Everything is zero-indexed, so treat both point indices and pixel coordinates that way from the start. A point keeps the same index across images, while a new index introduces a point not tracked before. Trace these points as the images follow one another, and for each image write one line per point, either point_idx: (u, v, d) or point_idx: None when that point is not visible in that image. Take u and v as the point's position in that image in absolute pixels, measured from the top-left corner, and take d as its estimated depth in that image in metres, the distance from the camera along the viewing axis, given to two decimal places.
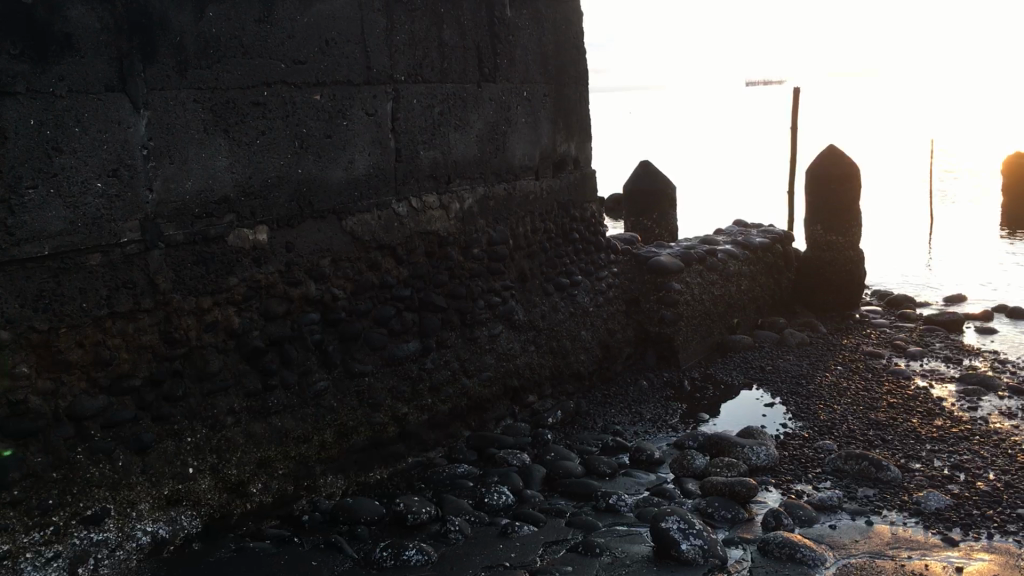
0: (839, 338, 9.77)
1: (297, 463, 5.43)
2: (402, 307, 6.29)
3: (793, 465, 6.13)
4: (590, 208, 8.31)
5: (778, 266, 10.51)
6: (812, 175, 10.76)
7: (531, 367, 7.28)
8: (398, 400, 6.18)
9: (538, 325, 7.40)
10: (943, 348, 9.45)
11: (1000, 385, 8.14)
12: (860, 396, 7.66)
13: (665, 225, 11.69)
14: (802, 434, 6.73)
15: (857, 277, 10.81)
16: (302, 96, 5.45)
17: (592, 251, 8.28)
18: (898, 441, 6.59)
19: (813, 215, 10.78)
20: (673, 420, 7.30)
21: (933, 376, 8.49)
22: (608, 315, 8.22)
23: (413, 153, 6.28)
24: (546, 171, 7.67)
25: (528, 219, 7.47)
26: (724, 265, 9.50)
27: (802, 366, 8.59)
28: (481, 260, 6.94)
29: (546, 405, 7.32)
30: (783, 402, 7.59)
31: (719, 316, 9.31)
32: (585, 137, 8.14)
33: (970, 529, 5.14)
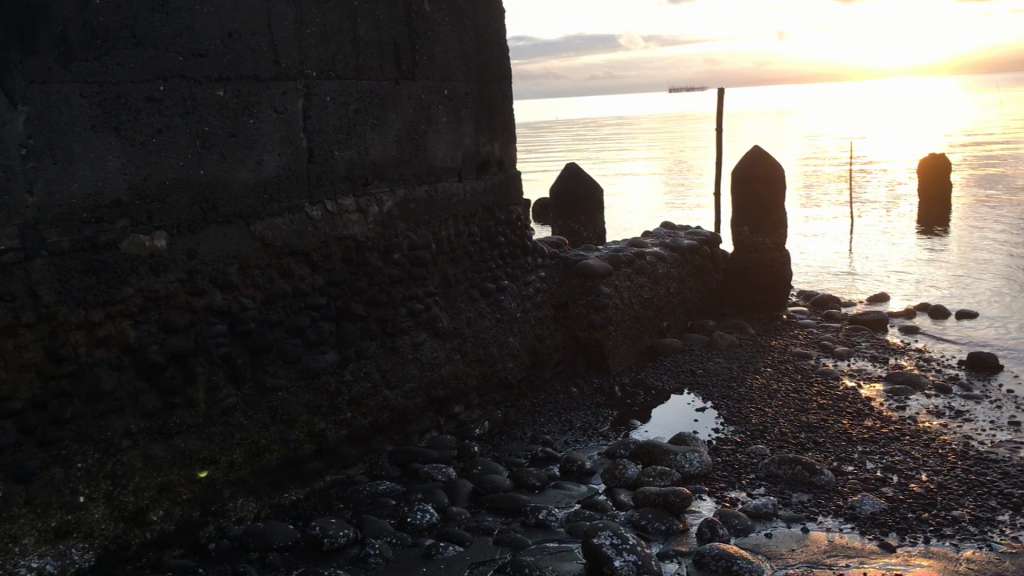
0: (768, 339, 9.71)
1: (203, 486, 5.07)
2: (318, 316, 5.95)
3: (726, 472, 5.97)
4: (516, 211, 8.06)
5: (706, 268, 10.42)
6: (738, 175, 10.71)
7: (456, 377, 7.00)
8: (314, 415, 5.84)
9: (463, 332, 7.12)
10: (870, 348, 9.45)
11: (927, 383, 8.13)
12: (790, 398, 7.56)
13: (593, 227, 11.52)
14: (734, 438, 6.57)
15: (784, 278, 10.78)
16: (203, 92, 5.09)
17: (519, 255, 8.03)
18: (830, 443, 6.49)
19: (740, 217, 10.71)
20: (604, 427, 7.09)
21: (861, 376, 8.46)
22: (536, 320, 7.98)
23: (327, 153, 5.95)
24: (470, 173, 7.40)
25: (452, 223, 7.19)
26: (652, 267, 9.36)
27: (732, 369, 8.48)
28: (403, 266, 6.62)
29: (473, 416, 7.05)
30: (715, 405, 7.45)
31: (648, 319, 9.16)
32: (509, 137, 7.89)
33: (906, 534, 5.03)
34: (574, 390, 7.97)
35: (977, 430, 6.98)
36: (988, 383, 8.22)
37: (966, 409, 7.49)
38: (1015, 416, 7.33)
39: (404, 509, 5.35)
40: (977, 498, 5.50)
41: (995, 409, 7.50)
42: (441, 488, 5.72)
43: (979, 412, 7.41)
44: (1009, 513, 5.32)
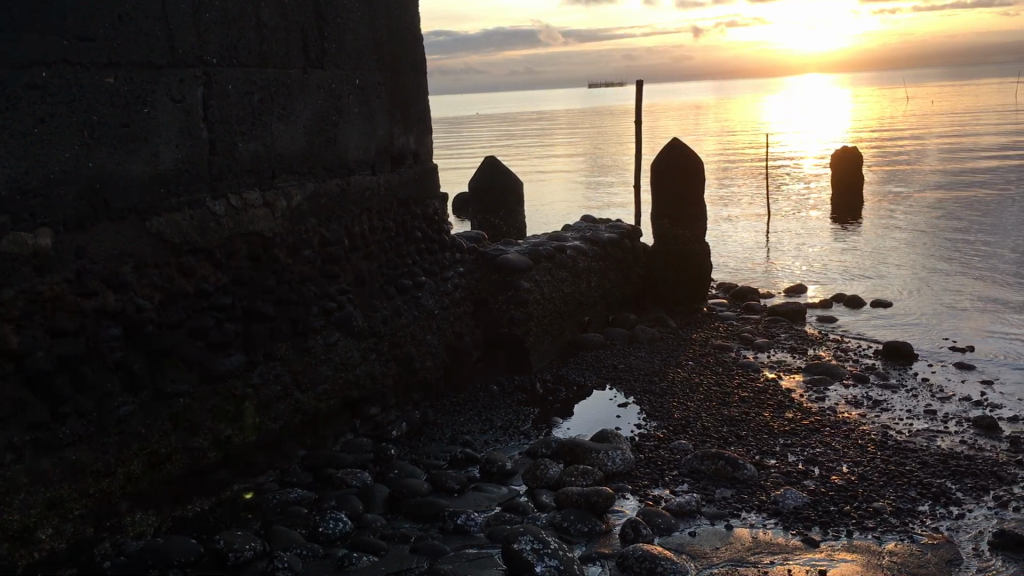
0: (689, 332, 9.68)
1: (98, 501, 4.73)
2: (223, 317, 5.63)
3: (649, 469, 5.86)
4: (433, 205, 7.83)
5: (627, 262, 10.35)
6: (657, 169, 10.65)
7: (372, 377, 6.75)
8: (220, 421, 5.53)
9: (379, 331, 6.87)
10: (788, 339, 9.50)
11: (844, 373, 8.19)
12: (712, 392, 7.51)
13: (513, 222, 11.35)
14: (657, 434, 6.48)
15: (704, 271, 10.78)
16: (91, 78, 4.74)
17: (436, 250, 7.80)
18: (752, 437, 6.44)
19: (660, 210, 10.65)
20: (525, 426, 6.92)
21: (781, 367, 8.47)
22: (455, 317, 7.77)
23: (229, 145, 5.64)
24: (384, 166, 7.14)
25: (365, 217, 6.92)
26: (573, 262, 9.23)
27: (654, 363, 8.41)
28: (314, 263, 6.34)
29: (390, 417, 6.81)
30: (636, 401, 7.35)
31: (569, 314, 9.03)
32: (425, 129, 7.65)
33: (829, 528, 4.98)
34: (495, 388, 7.79)
35: (894, 420, 7.03)
36: (903, 372, 8.32)
37: (883, 399, 7.55)
38: (930, 405, 7.41)
39: (316, 518, 5.10)
40: (896, 489, 5.50)
41: (911, 398, 7.58)
42: (356, 494, 5.47)
43: (896, 402, 7.48)
44: (928, 503, 5.33)
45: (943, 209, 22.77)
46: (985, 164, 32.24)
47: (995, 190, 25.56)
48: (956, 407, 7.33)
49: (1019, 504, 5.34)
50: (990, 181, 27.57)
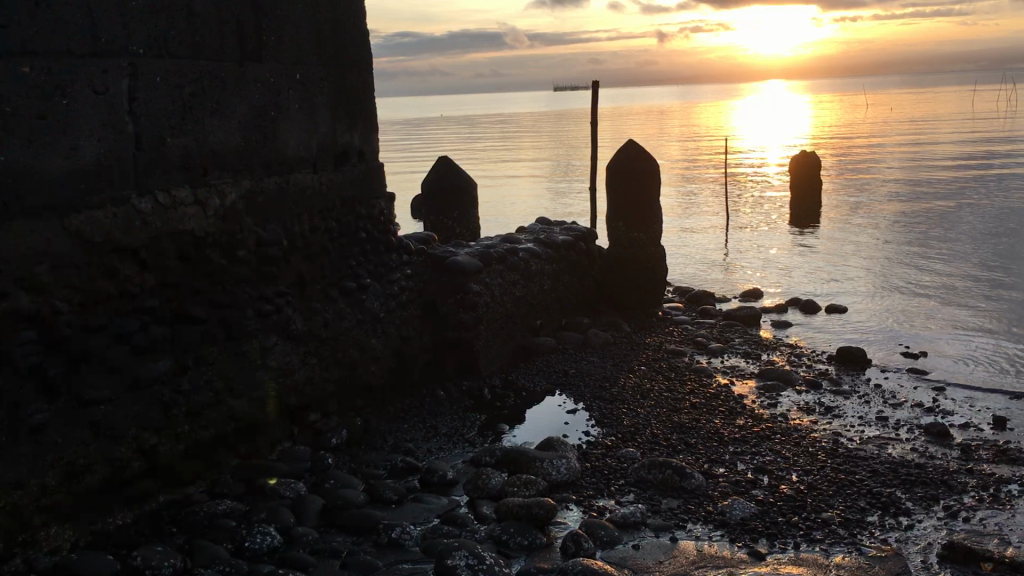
0: (642, 336, 9.54)
1: (7, 515, 4.45)
2: (150, 320, 5.37)
3: (594, 478, 5.68)
4: (379, 205, 7.59)
5: (582, 265, 10.19)
6: (612, 170, 10.50)
7: (311, 383, 6.51)
8: (146, 429, 5.27)
9: (320, 335, 6.63)
10: (743, 344, 9.39)
11: (797, 379, 8.08)
12: (662, 398, 7.36)
13: (466, 223, 11.14)
14: (605, 442, 6.30)
15: (659, 275, 10.65)
16: (3, 67, 4.48)
17: (382, 251, 7.57)
18: (701, 444, 6.29)
19: (615, 213, 10.50)
20: (470, 433, 6.72)
21: (734, 373, 8.35)
22: (401, 321, 7.55)
23: (157, 139, 5.37)
24: (326, 164, 6.90)
25: (306, 217, 6.67)
26: (525, 264, 9.04)
27: (606, 368, 8.24)
28: (250, 264, 6.08)
29: (330, 424, 6.57)
30: (586, 407, 7.18)
31: (520, 317, 8.84)
32: (370, 126, 7.41)
33: (776, 539, 4.84)
34: (442, 395, 7.58)
35: (846, 427, 6.92)
36: (856, 377, 8.23)
37: (835, 405, 7.44)
38: (882, 411, 7.32)
39: (243, 532, 4.86)
40: (846, 499, 5.38)
41: (863, 404, 7.48)
42: (287, 507, 5.24)
43: (848, 408, 7.38)
44: (877, 513, 5.21)
45: (900, 215, 22.93)
46: (941, 172, 32.62)
47: (950, 198, 25.82)
48: (908, 413, 7.24)
49: (969, 514, 5.25)
50: (945, 188, 27.87)
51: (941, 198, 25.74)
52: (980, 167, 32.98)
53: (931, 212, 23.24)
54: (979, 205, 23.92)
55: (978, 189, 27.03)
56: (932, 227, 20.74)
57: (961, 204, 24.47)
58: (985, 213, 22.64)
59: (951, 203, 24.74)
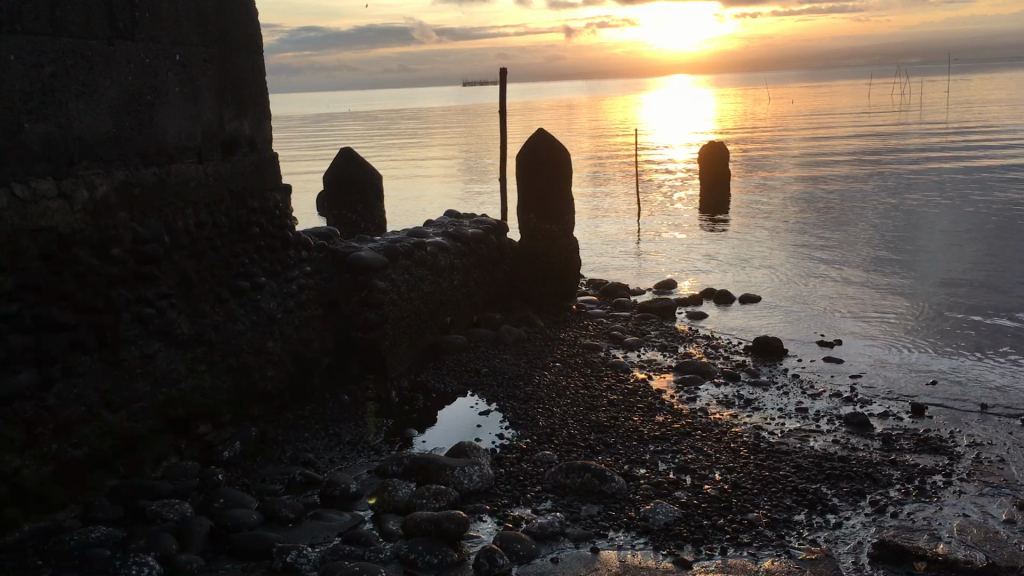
0: (556, 331, 9.23)
1: None
2: (6, 328, 4.77)
3: (509, 486, 5.31)
4: (274, 197, 7.06)
5: (493, 258, 9.83)
6: (521, 160, 10.14)
7: (201, 392, 5.96)
8: (6, 450, 4.67)
9: (209, 339, 6.08)
10: (659, 336, 9.16)
11: (715, 372, 7.88)
12: (579, 395, 7.05)
13: (372, 217, 10.64)
14: (519, 445, 5.94)
15: (571, 267, 10.37)
16: None
17: (278, 248, 7.05)
18: (621, 444, 5.99)
19: (525, 204, 10.17)
20: (376, 440, 6.28)
21: (651, 367, 8.10)
22: (299, 322, 7.04)
23: (11, 125, 4.76)
24: (212, 153, 6.33)
25: (191, 212, 6.10)
26: (433, 259, 8.63)
27: (519, 365, 7.90)
28: (126, 263, 5.50)
29: (223, 436, 6.05)
30: (499, 408, 6.81)
31: (429, 315, 8.42)
32: (260, 114, 6.86)
33: (701, 545, 4.55)
34: (346, 399, 7.11)
35: (766, 420, 6.72)
36: (774, 368, 8.08)
37: (755, 398, 7.25)
38: (801, 402, 7.15)
39: (118, 565, 4.33)
40: (771, 497, 5.15)
41: (782, 395, 7.31)
42: (170, 532, 4.71)
43: (767, 400, 7.19)
44: (804, 512, 4.99)
45: (804, 205, 23.27)
46: (842, 164, 33.40)
47: (851, 189, 26.37)
48: (827, 404, 7.10)
49: (897, 508, 5.08)
50: (846, 179, 28.48)
51: (843, 189, 26.26)
52: (878, 159, 33.86)
53: (833, 203, 23.65)
54: (879, 194, 24.47)
55: (877, 179, 27.69)
56: (836, 217, 21.07)
57: (862, 194, 25.01)
58: (884, 202, 23.15)
59: (853, 193, 25.27)
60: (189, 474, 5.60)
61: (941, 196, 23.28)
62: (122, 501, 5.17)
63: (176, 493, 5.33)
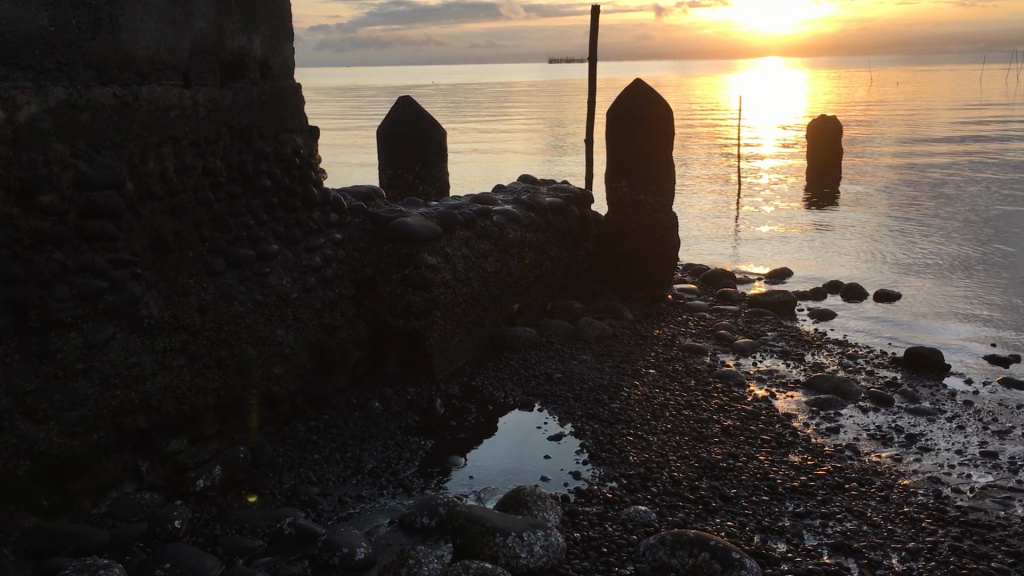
0: (649, 326, 7.47)
1: None
2: None
3: (588, 565, 3.62)
4: (295, 142, 5.44)
5: (572, 235, 8.10)
6: (614, 115, 8.29)
7: (173, 397, 4.40)
8: None
9: (190, 325, 4.51)
10: (778, 340, 7.33)
11: (859, 393, 6.04)
12: (682, 418, 5.30)
13: (432, 179, 9.00)
14: (601, 493, 4.23)
15: (669, 248, 8.54)
16: None
17: (296, 208, 5.44)
18: (746, 500, 4.23)
19: (616, 169, 8.37)
20: (407, 470, 4.65)
21: (773, 381, 6.28)
22: (320, 305, 5.44)
23: None
24: (208, 75, 4.73)
25: (174, 153, 4.53)
26: (498, 231, 6.93)
27: (603, 371, 6.16)
28: (64, 218, 3.94)
29: (201, 457, 4.48)
30: (575, 431, 5.10)
31: (491, 301, 6.75)
32: (274, 30, 5.22)
33: None
34: (377, 407, 5.49)
35: (943, 468, 4.88)
36: (936, 390, 6.17)
37: (920, 433, 5.40)
38: (985, 443, 5.27)
39: None
40: None
41: (957, 431, 5.43)
42: None
43: (938, 438, 5.32)
44: None
45: (923, 192, 20.86)
46: (961, 151, 30.59)
47: (976, 177, 23.76)
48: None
49: None
50: (969, 167, 25.87)
51: (966, 177, 23.68)
52: (998, 146, 30.79)
53: (956, 190, 21.17)
54: (1009, 182, 21.87)
55: (1003, 167, 25.00)
56: (962, 207, 18.70)
57: (987, 182, 22.41)
58: (1018, 190, 20.58)
59: (979, 181, 22.71)
60: (144, 513, 4.05)
61: None
62: (36, 555, 3.64)
63: (115, 545, 3.78)
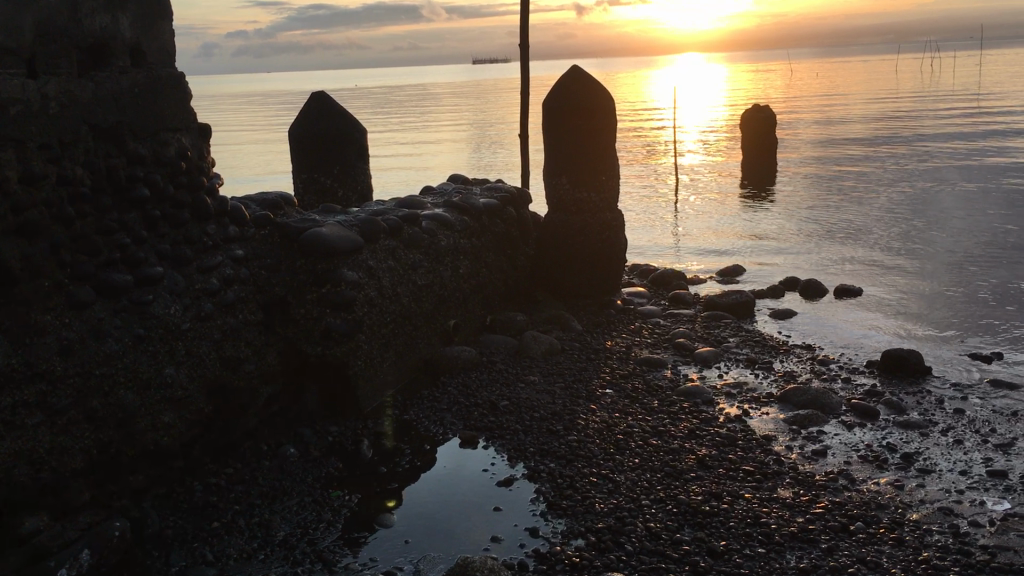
0: (600, 338, 6.74)
1: None
2: None
3: None
4: (181, 142, 4.58)
5: (510, 239, 7.33)
6: (550, 106, 7.55)
7: (26, 464, 3.53)
8: None
9: (47, 372, 3.62)
10: (742, 346, 6.67)
11: (840, 406, 5.39)
12: (649, 449, 4.57)
13: (353, 182, 8.14)
14: (567, 557, 3.47)
15: (616, 250, 7.82)
16: None
17: (186, 221, 4.57)
18: (739, 556, 3.50)
19: (555, 165, 7.63)
20: (327, 536, 3.83)
21: (744, 396, 5.61)
22: (220, 337, 4.58)
23: None
24: (62, 61, 3.86)
25: (16, 158, 3.65)
26: (428, 239, 6.14)
27: (554, 394, 5.41)
28: None
29: (69, 536, 3.59)
30: (529, 472, 4.33)
31: (424, 318, 5.95)
32: (146, 7, 4.35)
33: None
34: (293, 453, 4.65)
35: (952, 496, 4.23)
36: (923, 398, 5.56)
37: (916, 451, 4.76)
38: (991, 461, 4.64)
39: None
40: None
41: (957, 448, 4.80)
42: None
43: (938, 457, 4.69)
44: None
45: (859, 179, 20.60)
46: (889, 138, 30.69)
47: (908, 162, 23.66)
48: None
49: None
50: (900, 153, 25.86)
51: (899, 162, 23.57)
52: (925, 133, 31.01)
53: (891, 175, 20.96)
54: (941, 166, 21.76)
55: (932, 151, 24.99)
56: (900, 192, 18.44)
57: (919, 166, 22.28)
58: (952, 174, 20.43)
59: (912, 166, 22.58)
60: None
61: (1012, 168, 20.54)
62: None
63: None
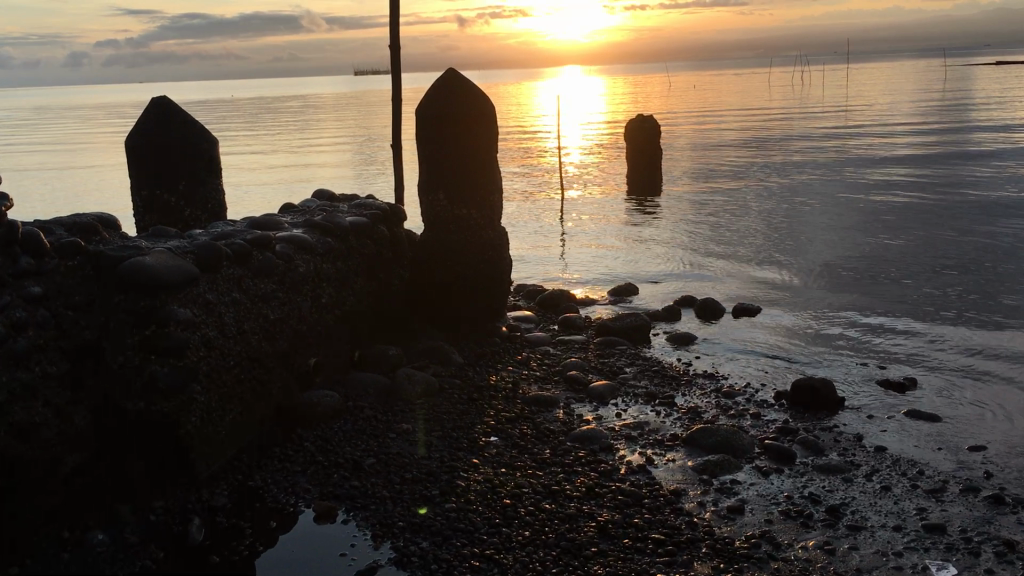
0: (483, 373, 6.00)
1: None
2: None
3: None
4: None
5: (382, 261, 6.50)
6: (426, 113, 6.78)
7: None
8: None
9: None
10: (640, 378, 6.03)
11: (753, 449, 4.79)
12: (543, 517, 3.84)
13: (203, 197, 7.17)
14: None
15: (501, 271, 7.10)
16: None
17: None
18: None
19: (431, 178, 6.88)
20: None
21: (645, 440, 4.95)
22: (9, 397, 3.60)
23: None
24: None
25: None
26: (283, 265, 5.27)
27: (430, 448, 4.63)
28: None
29: None
30: (398, 557, 3.54)
31: (278, 359, 5.08)
32: None
33: None
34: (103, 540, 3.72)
35: (889, 561, 3.66)
36: (839, 435, 5.02)
37: (842, 503, 4.19)
38: (925, 512, 4.11)
39: None
40: None
41: (885, 496, 4.26)
42: None
43: (867, 509, 4.13)
44: None
45: (739, 191, 20.62)
46: (764, 151, 31.24)
47: (784, 175, 23.93)
48: (968, 514, 4.08)
49: None
50: (774, 166, 26.21)
51: (775, 175, 23.80)
52: (796, 146, 31.70)
53: (769, 188, 21.08)
54: (816, 179, 22.05)
55: (805, 166, 25.37)
56: (779, 204, 18.45)
57: (795, 179, 22.52)
58: (826, 188, 20.68)
59: (787, 179, 22.82)
60: None
61: (881, 182, 20.96)
62: None
63: None
